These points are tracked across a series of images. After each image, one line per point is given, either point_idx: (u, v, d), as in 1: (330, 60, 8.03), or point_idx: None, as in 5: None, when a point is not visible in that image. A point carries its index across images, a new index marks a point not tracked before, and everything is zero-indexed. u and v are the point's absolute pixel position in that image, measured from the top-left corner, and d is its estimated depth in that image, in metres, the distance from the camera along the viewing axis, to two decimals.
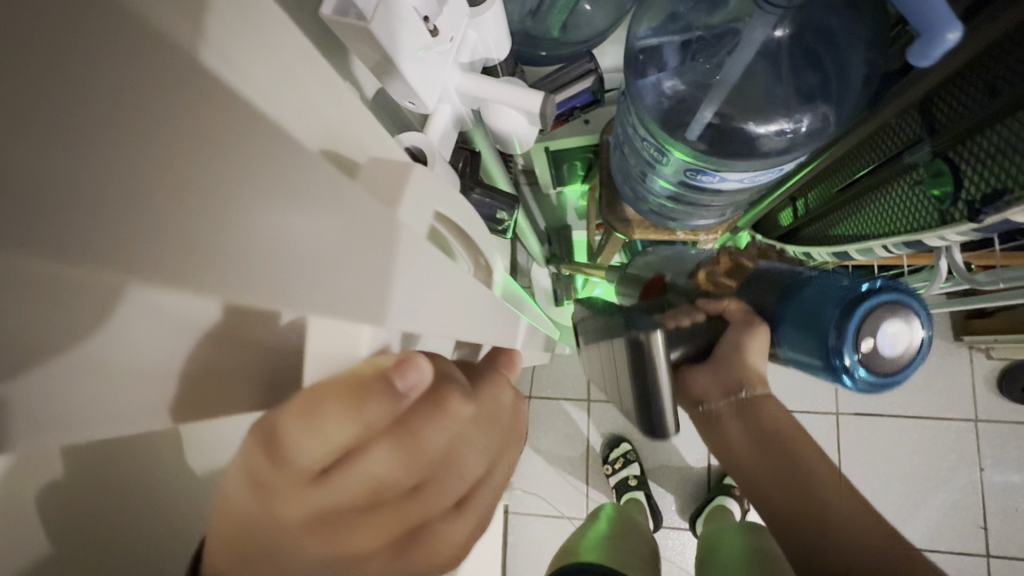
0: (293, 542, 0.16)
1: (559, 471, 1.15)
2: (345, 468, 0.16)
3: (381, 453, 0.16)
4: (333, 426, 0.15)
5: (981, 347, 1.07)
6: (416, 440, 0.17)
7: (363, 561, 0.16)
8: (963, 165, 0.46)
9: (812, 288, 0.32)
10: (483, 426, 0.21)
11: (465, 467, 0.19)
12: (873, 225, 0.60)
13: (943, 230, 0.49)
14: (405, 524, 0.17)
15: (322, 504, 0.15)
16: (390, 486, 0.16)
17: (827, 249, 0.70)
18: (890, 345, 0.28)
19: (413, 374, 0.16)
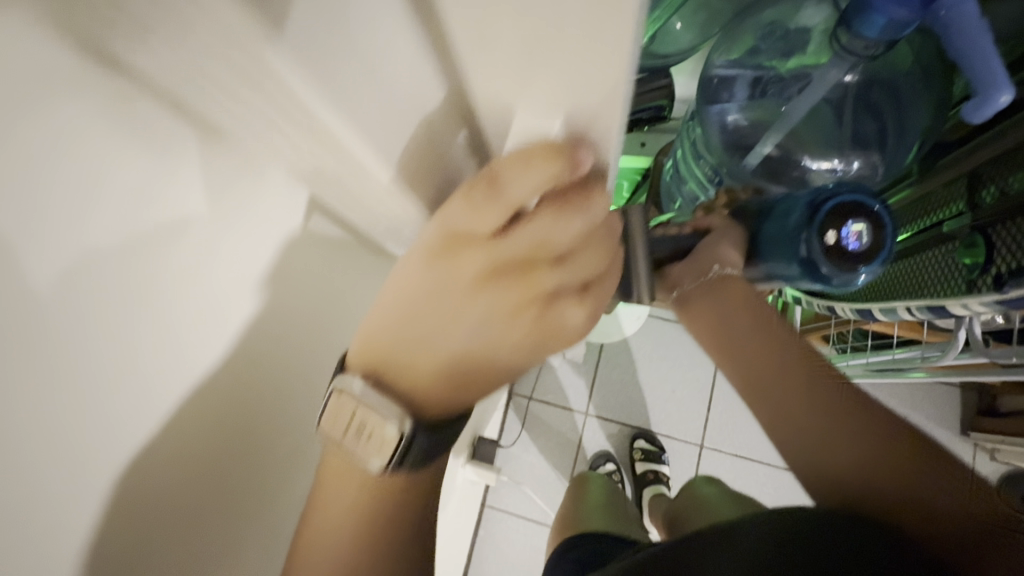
0: (478, 284, 0.33)
1: (542, 475, 1.17)
2: (521, 227, 0.31)
3: (542, 217, 0.31)
4: (523, 188, 0.29)
5: (985, 448, 1.07)
6: (567, 214, 0.31)
7: (520, 297, 0.34)
8: (998, 240, 0.49)
9: (786, 206, 0.52)
10: (600, 239, 0.35)
11: (587, 262, 0.35)
12: (903, 287, 0.62)
13: (968, 298, 0.51)
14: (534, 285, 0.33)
15: (500, 251, 0.32)
16: (545, 241, 0.32)
17: (851, 304, 0.72)
18: (853, 239, 0.49)
19: (583, 157, 0.27)
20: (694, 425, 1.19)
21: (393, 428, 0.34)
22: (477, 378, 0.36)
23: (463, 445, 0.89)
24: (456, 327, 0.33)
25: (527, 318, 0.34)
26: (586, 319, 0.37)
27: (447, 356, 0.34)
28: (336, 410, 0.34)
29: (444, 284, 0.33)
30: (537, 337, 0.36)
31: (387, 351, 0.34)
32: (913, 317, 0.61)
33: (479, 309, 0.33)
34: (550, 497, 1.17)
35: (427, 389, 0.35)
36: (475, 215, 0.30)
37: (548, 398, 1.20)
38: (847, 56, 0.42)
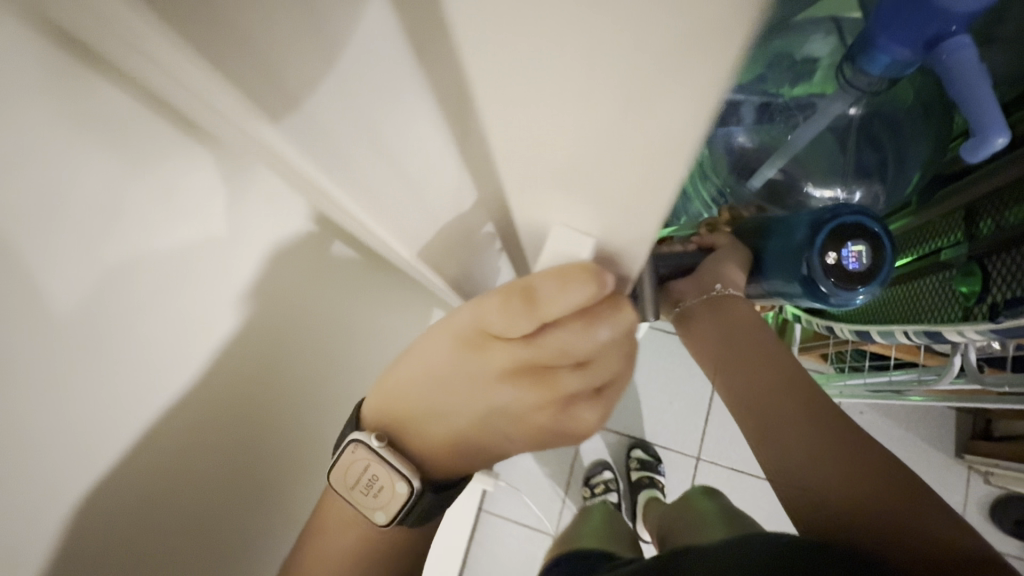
0: (492, 380, 0.40)
1: (539, 481, 1.19)
2: (546, 336, 0.36)
3: (564, 333, 0.36)
4: (561, 336, 0.36)
5: (979, 470, 1.08)
6: (586, 334, 0.36)
7: (528, 409, 0.41)
8: (994, 270, 0.51)
9: (790, 222, 0.55)
10: (615, 358, 0.40)
11: (595, 373, 0.40)
12: (901, 313, 0.64)
13: (962, 325, 0.53)
14: (553, 388, 0.40)
15: (526, 353, 0.38)
16: (567, 353, 0.37)
17: (851, 325, 0.73)
18: (852, 259, 0.51)
19: (608, 280, 0.32)
20: (691, 437, 1.20)
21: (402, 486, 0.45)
22: (479, 452, 0.46)
23: None
24: (477, 403, 0.42)
25: (543, 412, 0.41)
26: (596, 415, 0.42)
27: (471, 433, 0.44)
28: (343, 471, 0.45)
29: (477, 374, 0.40)
30: (552, 425, 0.43)
31: (414, 421, 0.46)
32: (911, 342, 0.63)
33: (491, 411, 0.42)
34: (546, 503, 1.18)
35: (449, 443, 0.45)
36: (505, 316, 0.36)
37: None
38: (851, 89, 0.43)
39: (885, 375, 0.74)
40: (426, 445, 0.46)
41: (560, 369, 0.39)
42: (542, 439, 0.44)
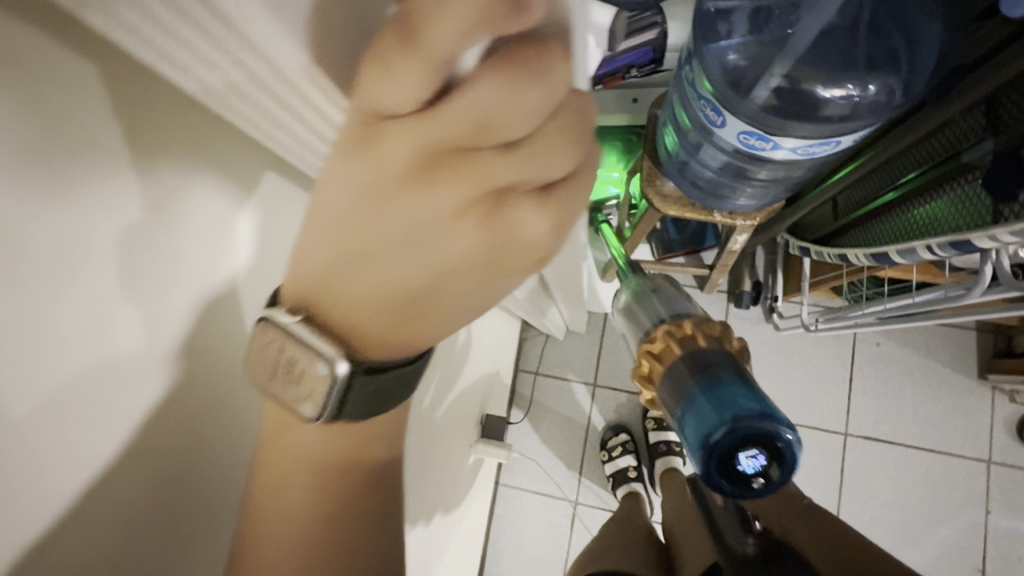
0: (382, 217, 0.20)
1: (553, 451, 1.17)
2: (450, 102, 0.17)
3: (482, 86, 0.17)
4: (481, 103, 0.17)
5: (1004, 389, 1.04)
6: (518, 92, 0.17)
7: (459, 260, 0.21)
8: None
9: (724, 391, 0.38)
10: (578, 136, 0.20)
11: (565, 169, 0.20)
12: (924, 226, 0.59)
13: (994, 229, 0.47)
14: (488, 182, 0.19)
15: (423, 145, 0.18)
16: (494, 129, 0.18)
17: (867, 249, 0.68)
18: (754, 465, 0.37)
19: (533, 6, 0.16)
20: None
21: (325, 368, 0.22)
22: (426, 318, 0.22)
23: (473, 424, 0.88)
24: (376, 278, 0.21)
25: (484, 263, 0.21)
26: (551, 226, 0.20)
27: (403, 280, 0.21)
28: (257, 348, 0.22)
29: (376, 204, 0.20)
30: (499, 269, 0.21)
31: (331, 271, 0.21)
32: (934, 256, 0.58)
33: (397, 286, 0.21)
34: (563, 473, 1.16)
35: (386, 305, 0.22)
36: (387, 89, 0.17)
37: (556, 371, 1.20)
38: None
39: (908, 297, 0.70)
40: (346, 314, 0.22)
41: (503, 161, 0.19)
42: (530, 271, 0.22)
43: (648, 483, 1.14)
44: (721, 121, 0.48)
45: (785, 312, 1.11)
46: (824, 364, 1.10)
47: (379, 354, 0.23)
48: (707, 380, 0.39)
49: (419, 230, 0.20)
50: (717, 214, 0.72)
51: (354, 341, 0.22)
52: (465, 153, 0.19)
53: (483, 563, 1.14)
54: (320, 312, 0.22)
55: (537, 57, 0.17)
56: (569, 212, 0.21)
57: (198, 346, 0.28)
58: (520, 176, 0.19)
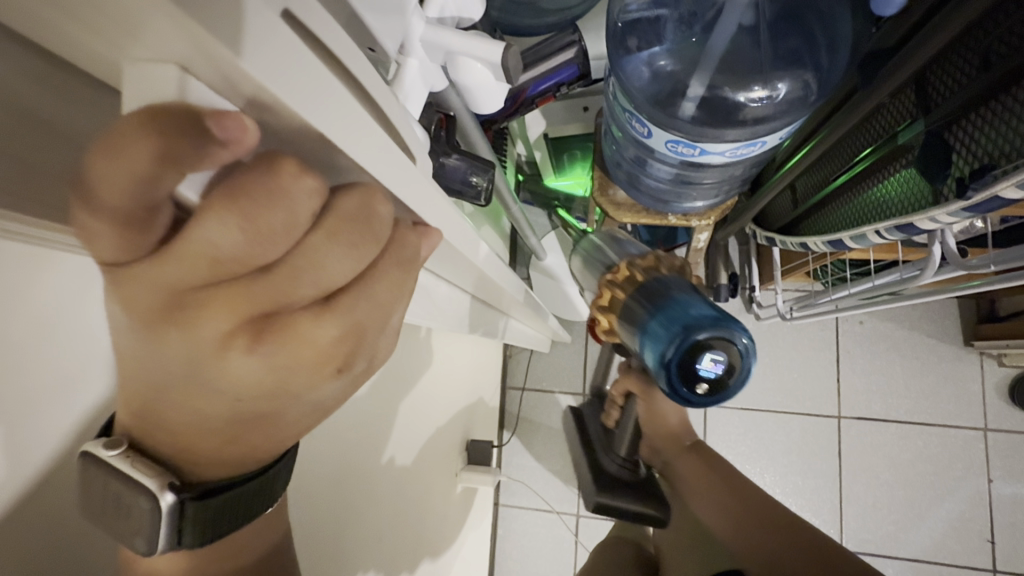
0: (148, 362, 0.16)
1: (548, 466, 1.16)
2: (179, 242, 0.13)
3: (213, 226, 0.12)
4: (214, 243, 0.13)
5: (991, 354, 1.03)
6: (257, 219, 0.13)
7: (250, 392, 0.16)
8: (957, 142, 0.45)
9: (679, 302, 0.34)
10: (361, 233, 0.16)
11: (342, 270, 0.16)
12: (870, 210, 0.58)
13: (933, 210, 0.47)
14: (257, 307, 0.15)
15: (161, 285, 0.14)
16: (239, 263, 0.14)
17: (823, 236, 0.68)
18: (713, 372, 0.33)
19: (233, 125, 0.11)
20: None
21: (149, 503, 0.18)
22: (249, 437, 0.19)
23: (456, 451, 0.87)
24: (173, 416, 0.17)
25: (285, 385, 0.17)
26: (345, 332, 0.17)
27: (202, 419, 0.17)
28: (83, 488, 0.18)
29: (138, 346, 0.15)
30: (295, 385, 0.17)
31: (134, 411, 0.17)
32: (885, 240, 0.57)
33: (202, 424, 0.17)
34: (561, 487, 1.15)
35: (199, 430, 0.18)
36: (89, 233, 0.13)
37: (543, 385, 1.19)
38: None
39: (871, 281, 0.70)
40: (173, 438, 0.18)
41: (264, 286, 0.14)
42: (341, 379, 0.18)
43: None
44: (647, 132, 0.48)
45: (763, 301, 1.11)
46: (807, 349, 1.09)
47: (218, 472, 0.19)
48: (658, 302, 0.36)
49: (190, 368, 0.15)
50: (671, 217, 0.71)
51: (186, 467, 0.18)
52: (223, 285, 0.14)
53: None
54: (146, 437, 0.18)
55: (263, 181, 0.13)
56: (366, 313, 0.17)
57: None
58: (293, 295, 0.15)
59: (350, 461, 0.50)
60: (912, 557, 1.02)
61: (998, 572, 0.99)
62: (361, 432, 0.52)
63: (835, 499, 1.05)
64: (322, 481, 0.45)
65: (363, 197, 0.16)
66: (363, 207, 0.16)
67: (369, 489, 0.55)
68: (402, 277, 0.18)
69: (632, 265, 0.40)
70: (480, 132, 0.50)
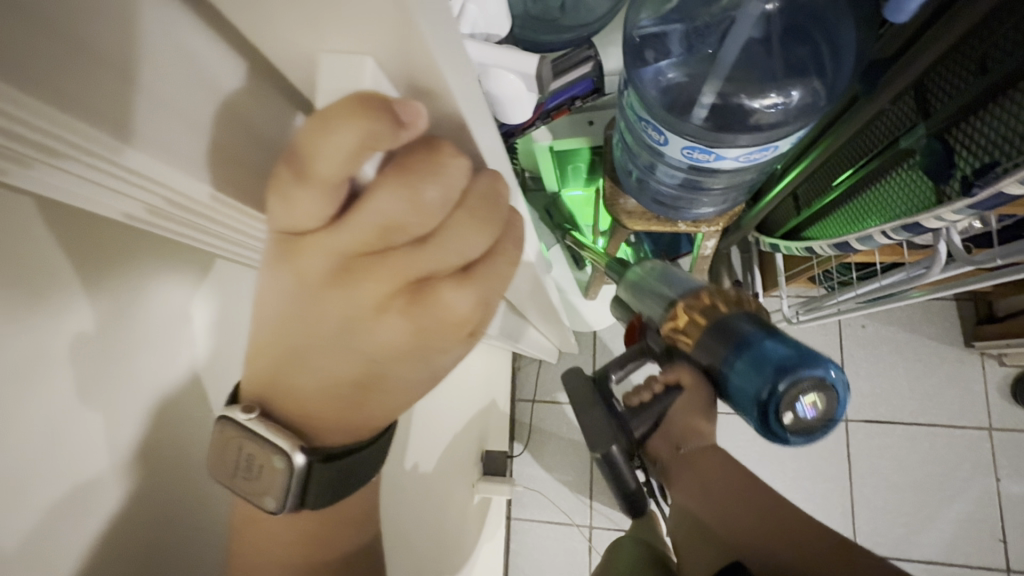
0: (313, 318, 0.21)
1: (560, 477, 1.16)
2: (356, 210, 0.19)
3: (384, 192, 0.18)
4: (386, 207, 0.19)
5: (992, 354, 1.05)
6: (414, 187, 0.19)
7: (388, 347, 0.21)
8: (958, 144, 0.48)
9: (763, 345, 0.40)
10: (479, 217, 0.21)
11: (471, 244, 0.21)
12: (873, 212, 0.61)
13: (938, 209, 0.49)
14: (406, 272, 0.20)
15: (339, 249, 0.19)
16: (395, 227, 0.19)
17: (828, 240, 0.70)
18: (808, 412, 0.39)
19: (411, 110, 0.17)
20: None
21: (283, 460, 0.22)
22: (373, 399, 0.23)
23: (472, 462, 0.88)
24: (321, 377, 0.22)
25: (420, 344, 0.21)
26: (475, 300, 0.21)
27: (340, 374, 0.22)
28: (218, 450, 0.23)
29: (305, 305, 0.21)
30: (426, 345, 0.21)
31: (279, 370, 0.22)
32: (891, 240, 0.59)
33: (338, 380, 0.22)
34: (573, 498, 1.15)
35: (335, 390, 0.22)
36: (296, 207, 0.18)
37: (552, 396, 1.20)
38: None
39: (876, 281, 0.71)
40: (310, 404, 0.22)
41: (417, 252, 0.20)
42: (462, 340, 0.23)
43: None
44: (663, 139, 0.50)
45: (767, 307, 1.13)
46: None
47: (342, 433, 0.23)
48: (738, 343, 0.42)
49: (347, 321, 0.20)
50: (681, 224, 0.73)
51: (311, 429, 0.23)
52: (382, 248, 0.20)
53: None
54: (283, 396, 0.22)
55: (423, 165, 0.19)
56: (489, 287, 0.22)
57: (150, 444, 0.29)
58: (434, 263, 0.20)
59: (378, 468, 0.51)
60: (926, 559, 1.02)
61: (1012, 573, 0.99)
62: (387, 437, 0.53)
63: (847, 502, 1.06)
64: None
65: (482, 187, 0.22)
66: (488, 202, 0.22)
67: (395, 495, 0.55)
68: (512, 262, 0.23)
69: (710, 296, 0.47)
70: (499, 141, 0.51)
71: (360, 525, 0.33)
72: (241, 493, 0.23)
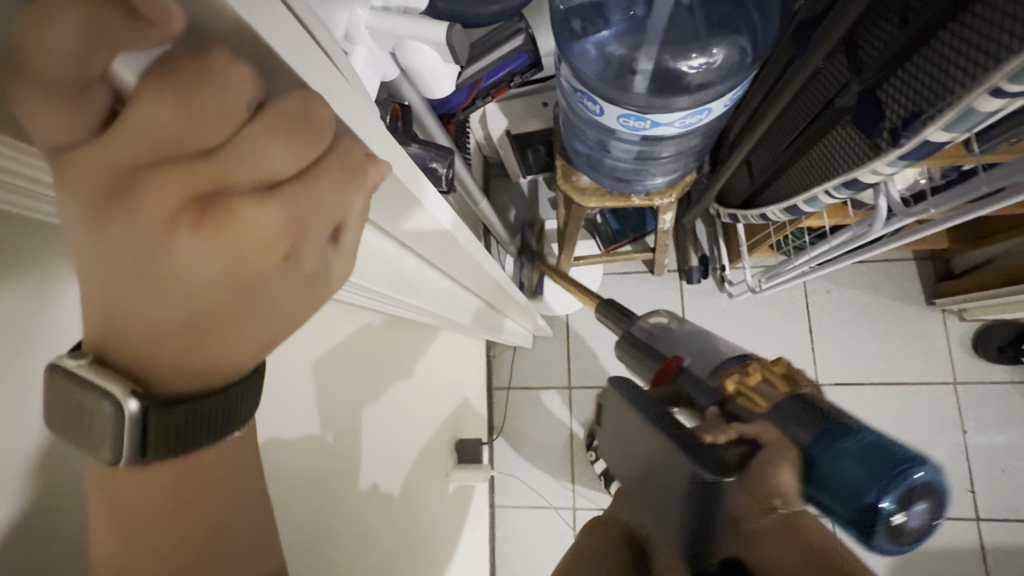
0: (108, 252, 0.17)
1: (541, 461, 1.17)
2: (121, 120, 0.16)
3: (147, 100, 0.15)
4: (158, 121, 0.16)
5: (953, 310, 1.08)
6: (182, 91, 0.15)
7: (197, 278, 0.17)
8: (886, 95, 0.48)
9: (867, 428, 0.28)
10: (287, 127, 0.18)
11: (275, 160, 0.17)
12: (816, 172, 0.62)
13: (874, 162, 0.50)
14: (197, 186, 0.17)
15: (118, 164, 0.16)
16: (176, 137, 0.16)
17: (780, 204, 0.71)
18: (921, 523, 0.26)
19: (156, 9, 0.14)
20: None
21: (113, 407, 0.18)
22: (217, 338, 0.19)
23: (445, 450, 0.87)
24: (137, 321, 0.18)
25: (236, 269, 0.18)
26: (287, 221, 0.18)
27: (168, 312, 0.18)
28: (48, 401, 0.19)
29: (106, 234, 0.17)
30: (240, 272, 0.18)
31: (92, 319, 0.18)
32: (836, 199, 0.61)
33: (159, 325, 0.18)
34: (556, 482, 1.16)
35: (159, 334, 0.18)
36: (44, 120, 0.15)
37: (528, 383, 1.19)
38: None
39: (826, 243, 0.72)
40: (137, 351, 0.19)
41: (202, 167, 0.16)
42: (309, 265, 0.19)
43: None
44: (599, 109, 0.50)
45: (734, 279, 1.14)
46: (779, 321, 1.13)
47: (185, 385, 0.20)
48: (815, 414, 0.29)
49: (145, 248, 0.17)
50: (635, 199, 0.73)
51: (148, 376, 0.19)
52: (167, 162, 0.16)
53: None
54: (105, 346, 0.18)
55: (194, 69, 0.15)
56: (309, 206, 0.18)
57: None
58: (231, 176, 0.17)
59: (330, 460, 0.50)
60: None
61: (982, 521, 1.02)
62: (342, 428, 0.53)
63: None
64: (306, 474, 0.46)
65: (300, 104, 0.18)
66: (300, 118, 0.18)
67: (356, 484, 0.55)
68: (340, 181, 0.19)
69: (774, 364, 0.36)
70: (437, 120, 0.52)
71: (250, 483, 0.25)
72: (83, 448, 0.19)
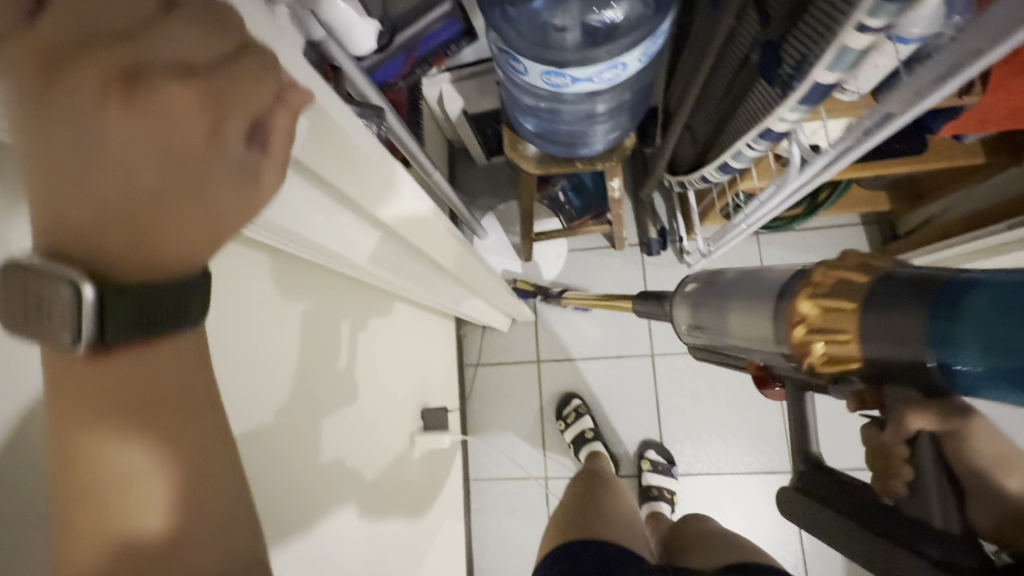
0: (50, 134, 0.19)
1: (514, 433, 1.20)
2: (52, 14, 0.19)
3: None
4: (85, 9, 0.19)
5: None
6: None
7: (132, 147, 0.20)
8: (784, 45, 0.52)
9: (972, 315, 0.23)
10: (194, 20, 0.21)
11: (184, 45, 0.20)
12: (740, 128, 0.66)
13: (778, 110, 0.53)
14: (122, 63, 0.20)
15: (49, 52, 0.19)
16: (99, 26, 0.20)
17: (714, 164, 0.75)
18: None
19: None
20: (640, 336, 1.20)
21: (67, 289, 0.20)
22: (164, 218, 0.21)
23: (409, 417, 0.90)
24: (86, 202, 0.20)
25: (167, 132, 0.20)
26: (205, 94, 0.20)
27: (114, 189, 0.20)
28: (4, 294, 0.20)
29: (40, 114, 0.19)
30: (171, 140, 0.20)
31: (40, 210, 0.20)
32: (757, 153, 0.64)
33: (107, 205, 0.20)
34: (529, 451, 1.19)
35: (107, 215, 0.20)
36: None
37: (497, 358, 1.23)
38: None
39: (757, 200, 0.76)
40: (89, 242, 0.20)
41: (126, 46, 0.20)
42: (240, 156, 0.22)
43: (607, 442, 1.16)
44: (522, 67, 0.53)
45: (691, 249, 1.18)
46: None
47: (137, 278, 0.21)
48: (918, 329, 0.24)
49: (80, 122, 0.19)
50: (578, 164, 0.77)
51: (104, 267, 0.21)
52: (93, 45, 0.19)
53: (471, 560, 1.16)
54: (56, 236, 0.20)
55: None
56: (225, 84, 0.21)
57: None
58: (151, 53, 0.20)
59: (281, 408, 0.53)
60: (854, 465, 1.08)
61: None
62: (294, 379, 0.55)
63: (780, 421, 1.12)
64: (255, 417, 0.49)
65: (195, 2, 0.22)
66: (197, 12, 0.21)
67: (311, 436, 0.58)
68: (255, 66, 0.21)
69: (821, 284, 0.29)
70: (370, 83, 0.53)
71: (205, 395, 0.25)
72: (46, 342, 0.21)
